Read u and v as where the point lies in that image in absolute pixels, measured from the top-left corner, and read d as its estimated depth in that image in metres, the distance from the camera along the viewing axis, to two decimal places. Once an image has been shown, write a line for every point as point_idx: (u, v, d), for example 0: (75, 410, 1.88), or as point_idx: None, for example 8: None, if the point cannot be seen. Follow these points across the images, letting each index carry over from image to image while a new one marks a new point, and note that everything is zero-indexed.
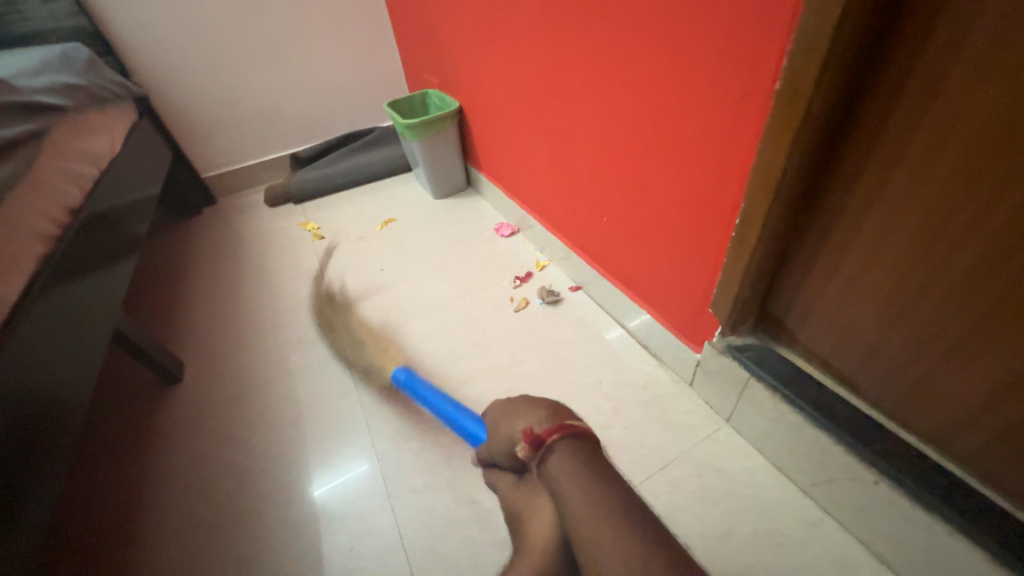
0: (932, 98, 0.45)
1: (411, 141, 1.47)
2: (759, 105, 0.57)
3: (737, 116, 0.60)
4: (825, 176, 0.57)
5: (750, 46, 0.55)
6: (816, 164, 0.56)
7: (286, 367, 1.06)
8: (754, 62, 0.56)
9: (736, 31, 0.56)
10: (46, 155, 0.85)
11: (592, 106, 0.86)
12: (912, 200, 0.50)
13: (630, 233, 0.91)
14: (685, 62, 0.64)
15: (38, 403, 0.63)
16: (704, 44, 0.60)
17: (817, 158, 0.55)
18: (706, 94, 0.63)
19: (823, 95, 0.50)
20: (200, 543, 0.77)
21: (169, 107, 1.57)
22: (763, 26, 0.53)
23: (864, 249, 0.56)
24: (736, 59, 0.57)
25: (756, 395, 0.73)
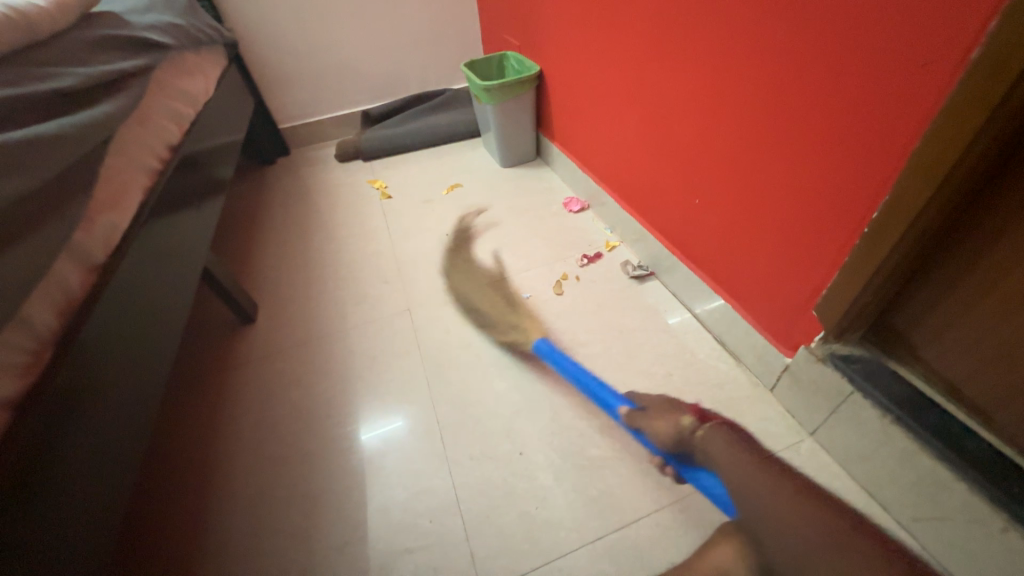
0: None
1: (485, 105, 1.43)
2: (933, 83, 0.48)
3: (893, 98, 0.52)
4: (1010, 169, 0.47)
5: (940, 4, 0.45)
6: (1004, 154, 0.46)
7: (352, 320, 1.08)
8: (933, 34, 0.47)
9: None
10: (151, 91, 0.87)
11: (704, 77, 0.78)
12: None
13: (727, 220, 0.83)
14: (840, 25, 0.55)
15: (152, 330, 0.66)
16: (869, 9, 0.51)
17: (1007, 147, 0.45)
18: (859, 68, 0.54)
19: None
20: (271, 476, 0.81)
21: (256, 55, 1.60)
22: None
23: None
24: (907, 31, 0.48)
25: (856, 412, 0.66)
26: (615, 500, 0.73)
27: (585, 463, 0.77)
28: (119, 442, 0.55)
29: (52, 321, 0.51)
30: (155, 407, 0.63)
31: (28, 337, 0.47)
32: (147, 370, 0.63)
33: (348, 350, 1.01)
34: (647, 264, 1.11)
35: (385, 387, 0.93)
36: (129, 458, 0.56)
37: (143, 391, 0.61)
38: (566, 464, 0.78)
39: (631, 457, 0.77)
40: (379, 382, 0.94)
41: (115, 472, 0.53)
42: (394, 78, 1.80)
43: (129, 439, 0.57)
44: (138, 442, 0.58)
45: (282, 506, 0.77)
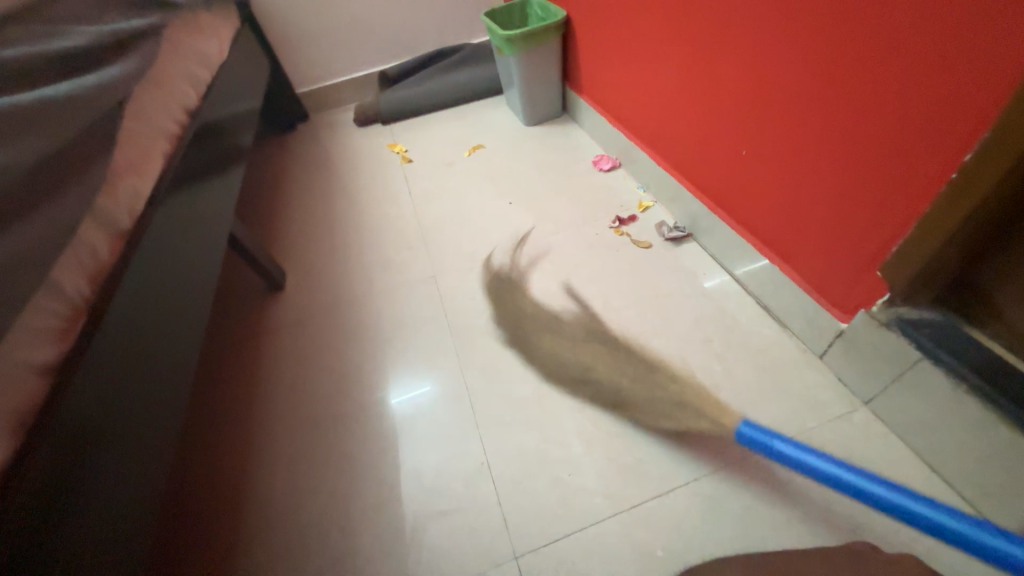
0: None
1: (508, 57, 1.34)
2: None
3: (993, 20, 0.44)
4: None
5: None
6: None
7: (379, 287, 1.07)
8: None
9: None
10: (166, 51, 0.83)
11: (759, 10, 0.69)
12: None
13: (779, 171, 0.75)
14: None
15: (182, 297, 0.66)
16: None
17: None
18: None
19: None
20: (307, 440, 0.83)
21: (270, 14, 1.55)
22: None
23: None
24: None
25: (921, 380, 0.61)
26: (650, 468, 0.71)
27: (618, 429, 0.75)
28: (159, 406, 0.56)
29: (82, 288, 0.51)
30: (191, 373, 0.64)
31: (59, 301, 0.47)
32: (181, 336, 0.64)
33: (376, 317, 1.00)
34: (684, 224, 1.04)
35: (415, 353, 0.92)
36: (169, 423, 0.57)
37: (178, 357, 0.62)
38: (600, 430, 0.76)
39: (669, 425, 0.74)
40: (409, 348, 0.93)
41: (158, 436, 0.54)
42: (410, 34, 1.71)
43: (169, 404, 0.57)
44: (176, 406, 0.59)
45: (319, 468, 0.79)
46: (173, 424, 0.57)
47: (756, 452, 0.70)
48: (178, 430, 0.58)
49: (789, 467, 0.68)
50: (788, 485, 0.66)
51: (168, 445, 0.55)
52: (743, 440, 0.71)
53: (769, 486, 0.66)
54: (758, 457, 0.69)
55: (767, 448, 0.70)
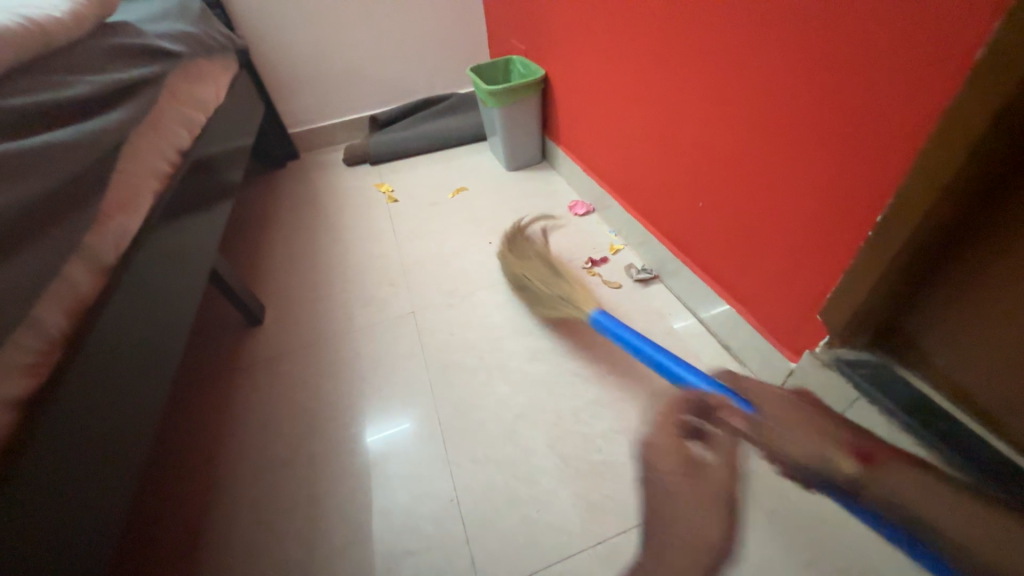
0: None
1: (491, 108, 1.44)
2: (931, 94, 0.48)
3: (893, 107, 0.52)
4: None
5: (936, 17, 0.45)
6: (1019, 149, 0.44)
7: (357, 322, 1.09)
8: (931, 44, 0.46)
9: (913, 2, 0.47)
10: (164, 97, 0.88)
11: (707, 84, 0.78)
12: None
13: (732, 222, 0.83)
14: (838, 37, 0.55)
15: (159, 331, 0.68)
16: (864, 20, 0.51)
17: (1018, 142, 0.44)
18: (855, 78, 0.54)
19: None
20: (275, 478, 0.82)
21: (267, 62, 1.64)
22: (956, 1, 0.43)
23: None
24: (904, 42, 0.48)
25: (863, 418, 0.65)
26: (616, 505, 0.72)
27: (586, 467, 0.77)
28: (125, 444, 0.56)
29: (61, 323, 0.52)
30: (160, 409, 0.64)
31: (38, 337, 0.48)
32: (153, 370, 0.64)
33: (353, 352, 1.02)
34: (652, 267, 1.10)
35: (390, 389, 0.94)
36: (134, 459, 0.57)
37: (150, 391, 0.63)
38: (568, 467, 0.77)
39: (635, 462, 0.77)
40: (384, 384, 0.95)
41: (121, 472, 0.54)
42: (401, 83, 1.83)
43: (135, 440, 0.57)
44: (143, 440, 0.59)
45: (286, 506, 0.78)
46: (138, 459, 0.57)
47: (716, 489, 0.72)
48: (143, 467, 0.57)
49: (749, 504, 0.70)
50: (746, 523, 0.68)
51: (129, 485, 0.55)
52: (705, 477, 0.73)
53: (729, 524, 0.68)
54: (719, 494, 0.71)
55: (727, 485, 0.72)
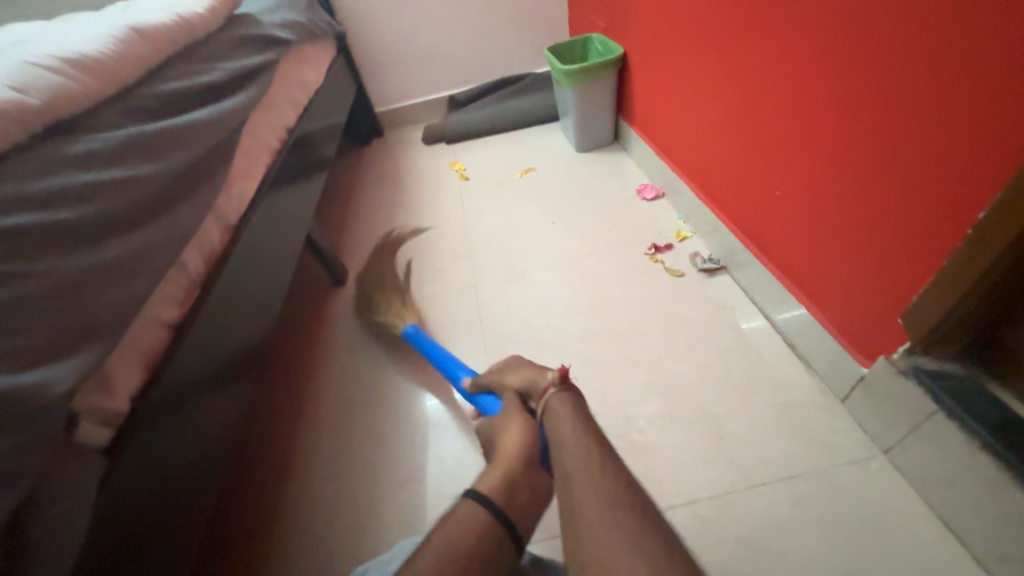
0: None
1: (565, 89, 1.44)
2: None
3: (1009, 91, 0.46)
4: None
5: None
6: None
7: (424, 290, 1.19)
8: None
9: None
10: (278, 81, 1.01)
11: (794, 65, 0.73)
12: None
13: (808, 214, 0.78)
14: (947, 12, 0.50)
15: (267, 282, 0.81)
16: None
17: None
18: (965, 59, 0.49)
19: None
20: (348, 417, 0.94)
21: (361, 45, 1.77)
22: None
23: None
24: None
25: (939, 433, 0.60)
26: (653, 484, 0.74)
27: (626, 445, 0.79)
28: (242, 366, 0.69)
29: (199, 267, 0.65)
30: (267, 345, 0.77)
31: (182, 277, 0.61)
32: (263, 313, 0.77)
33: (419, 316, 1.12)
34: (719, 257, 1.06)
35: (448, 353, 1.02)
36: (248, 379, 0.70)
37: (261, 328, 0.76)
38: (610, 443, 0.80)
39: (677, 448, 0.77)
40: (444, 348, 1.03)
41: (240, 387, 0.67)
42: (480, 64, 1.87)
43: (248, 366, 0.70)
44: (254, 367, 0.72)
45: (355, 441, 0.90)
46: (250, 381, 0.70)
47: (760, 485, 0.71)
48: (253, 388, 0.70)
49: (794, 503, 0.68)
50: (789, 523, 0.66)
51: (244, 400, 0.68)
52: (749, 472, 0.72)
53: (768, 521, 0.67)
54: (762, 490, 0.70)
55: (773, 483, 0.71)
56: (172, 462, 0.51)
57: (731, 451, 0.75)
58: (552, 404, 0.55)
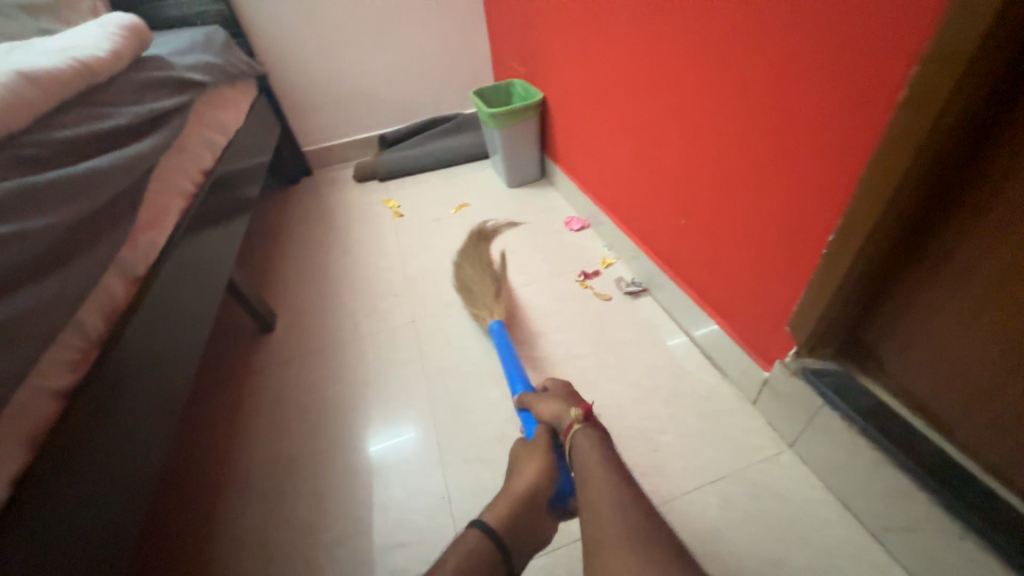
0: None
1: (492, 130, 1.52)
2: (864, 129, 0.53)
3: (835, 139, 0.57)
4: (961, 186, 0.48)
5: (860, 64, 0.51)
6: (947, 171, 0.48)
7: (361, 331, 1.15)
8: (858, 86, 0.53)
9: (840, 50, 0.53)
10: (191, 124, 0.97)
11: (682, 113, 0.85)
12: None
13: (709, 239, 0.88)
14: (785, 77, 0.61)
15: (183, 335, 0.75)
16: (805, 66, 0.58)
17: (947, 162, 0.48)
18: (802, 114, 0.60)
19: (967, 93, 0.43)
20: (279, 475, 0.88)
21: (284, 86, 1.75)
22: (873, 53, 0.50)
23: (995, 278, 0.48)
24: (837, 84, 0.55)
25: (829, 424, 0.69)
26: None
27: None
28: (152, 432, 0.62)
29: (98, 325, 0.59)
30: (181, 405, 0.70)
31: (79, 337, 0.56)
32: (178, 370, 0.71)
33: (356, 358, 1.08)
34: (641, 280, 1.15)
35: (389, 394, 0.99)
36: (159, 446, 0.63)
37: (174, 386, 0.69)
38: None
39: None
40: (384, 389, 1.00)
41: (149, 457, 0.60)
42: (409, 105, 1.92)
43: (160, 431, 0.64)
44: (167, 430, 0.66)
45: (289, 500, 0.84)
46: (161, 448, 0.63)
47: (693, 491, 0.76)
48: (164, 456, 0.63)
49: (722, 505, 0.74)
50: (719, 524, 0.72)
51: (154, 470, 0.61)
52: (682, 479, 0.77)
53: (701, 524, 0.72)
54: (695, 496, 0.75)
55: (703, 487, 0.76)
56: (65, 552, 0.45)
57: (665, 461, 0.80)
58: (579, 440, 0.58)
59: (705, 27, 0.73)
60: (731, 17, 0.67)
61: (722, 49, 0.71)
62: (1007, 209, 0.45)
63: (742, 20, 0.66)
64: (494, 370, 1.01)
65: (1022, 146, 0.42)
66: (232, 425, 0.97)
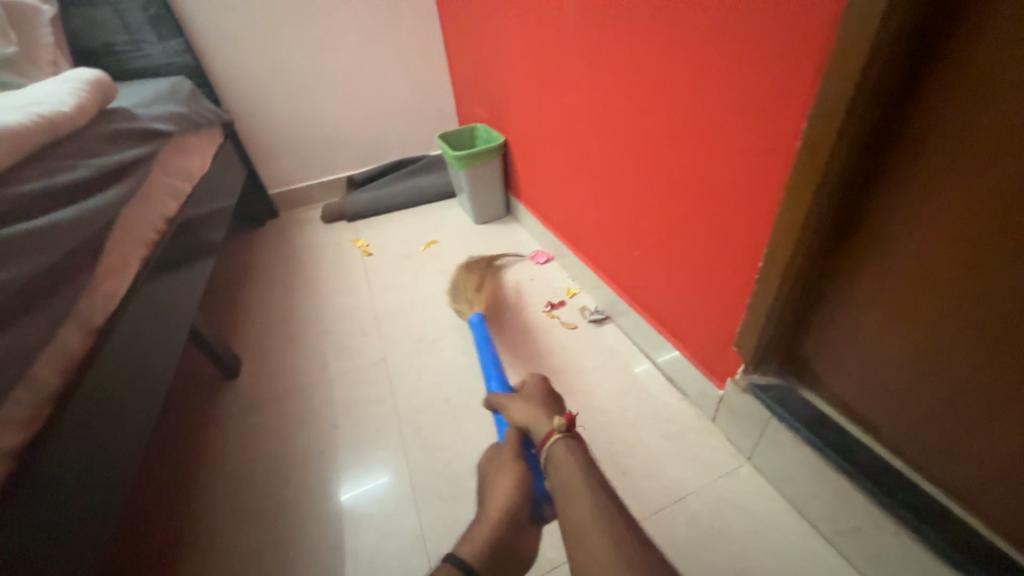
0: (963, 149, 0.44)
1: (457, 170, 1.59)
2: (777, 171, 0.62)
3: (756, 179, 0.66)
4: (858, 217, 0.56)
5: (768, 118, 0.60)
6: (846, 204, 0.56)
7: (330, 372, 1.14)
8: (769, 136, 0.61)
9: (751, 106, 0.62)
10: (155, 173, 0.98)
11: (628, 156, 0.93)
12: (939, 247, 0.50)
13: (661, 268, 0.95)
14: (710, 127, 0.70)
15: (141, 385, 0.73)
16: (725, 118, 0.67)
17: (845, 197, 0.55)
18: (727, 158, 0.69)
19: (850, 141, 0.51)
20: (243, 528, 0.84)
21: (250, 131, 1.78)
22: (777, 109, 0.59)
23: (895, 294, 0.56)
24: (752, 133, 0.64)
25: (777, 435, 0.74)
26: None
27: None
28: (108, 489, 0.60)
29: (54, 379, 0.58)
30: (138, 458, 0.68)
31: (30, 395, 0.53)
32: (136, 422, 0.69)
33: (325, 400, 1.07)
34: (604, 308, 1.21)
35: (359, 435, 0.98)
36: (114, 504, 0.60)
37: (132, 440, 0.67)
38: None
39: None
40: (355, 430, 0.99)
41: (103, 517, 0.58)
42: (376, 148, 1.99)
43: (116, 488, 0.61)
44: (123, 487, 0.63)
45: (254, 555, 0.80)
46: (116, 507, 0.61)
47: (661, 511, 0.78)
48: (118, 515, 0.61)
49: (689, 522, 0.76)
50: (687, 541, 0.74)
51: (108, 531, 0.58)
52: (651, 500, 0.80)
53: (671, 543, 0.74)
54: (663, 515, 0.78)
55: (671, 506, 0.79)
56: None
57: (634, 483, 0.83)
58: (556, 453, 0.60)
59: (640, 83, 0.82)
60: (661, 76, 0.77)
61: (656, 102, 0.80)
62: (897, 236, 0.53)
63: (670, 79, 0.75)
64: (466, 404, 1.02)
65: (899, 184, 0.51)
66: (191, 478, 0.93)
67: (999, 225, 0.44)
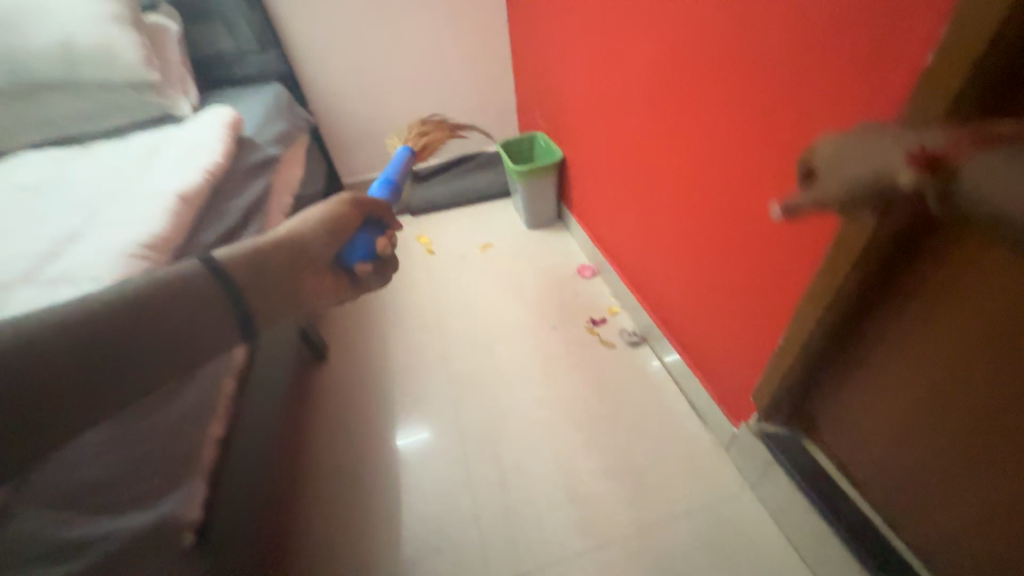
0: (957, 294, 0.54)
1: (516, 181, 1.71)
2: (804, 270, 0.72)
3: (785, 271, 0.76)
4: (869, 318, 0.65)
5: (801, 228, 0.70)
6: (859, 309, 0.65)
7: (400, 362, 1.37)
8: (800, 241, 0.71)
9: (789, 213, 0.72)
10: (273, 197, 1.19)
11: (678, 211, 1.03)
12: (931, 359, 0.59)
13: (696, 313, 1.07)
14: (753, 215, 0.80)
15: (274, 379, 0.97)
16: (766, 213, 0.77)
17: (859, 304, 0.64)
18: (764, 246, 0.79)
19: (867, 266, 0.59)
20: (339, 487, 1.09)
21: (330, 129, 1.96)
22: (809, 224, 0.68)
23: (895, 386, 0.65)
24: (787, 234, 0.73)
25: (779, 476, 0.88)
26: (594, 525, 0.97)
27: (574, 495, 1.02)
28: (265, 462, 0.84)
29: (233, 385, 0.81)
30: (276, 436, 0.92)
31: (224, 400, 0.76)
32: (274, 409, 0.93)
33: (397, 387, 1.29)
34: (641, 331, 1.34)
35: (424, 422, 1.20)
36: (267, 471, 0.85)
37: (272, 423, 0.91)
38: (561, 494, 1.02)
39: (611, 494, 1.01)
40: (421, 417, 1.21)
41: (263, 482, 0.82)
42: None
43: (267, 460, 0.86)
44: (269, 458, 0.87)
45: (347, 508, 1.05)
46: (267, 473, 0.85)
47: (669, 520, 0.95)
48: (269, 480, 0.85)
49: (692, 532, 0.93)
50: (688, 548, 0.91)
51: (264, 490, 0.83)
52: (662, 510, 0.97)
53: (674, 547, 0.92)
54: (670, 524, 0.95)
55: (678, 518, 0.95)
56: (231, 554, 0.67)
57: (649, 494, 0.99)
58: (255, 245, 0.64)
59: (696, 156, 0.91)
60: (715, 158, 0.86)
61: (708, 178, 0.89)
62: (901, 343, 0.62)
63: (723, 163, 0.84)
64: (512, 406, 1.21)
65: (905, 302, 0.60)
66: None
67: (980, 355, 0.54)
